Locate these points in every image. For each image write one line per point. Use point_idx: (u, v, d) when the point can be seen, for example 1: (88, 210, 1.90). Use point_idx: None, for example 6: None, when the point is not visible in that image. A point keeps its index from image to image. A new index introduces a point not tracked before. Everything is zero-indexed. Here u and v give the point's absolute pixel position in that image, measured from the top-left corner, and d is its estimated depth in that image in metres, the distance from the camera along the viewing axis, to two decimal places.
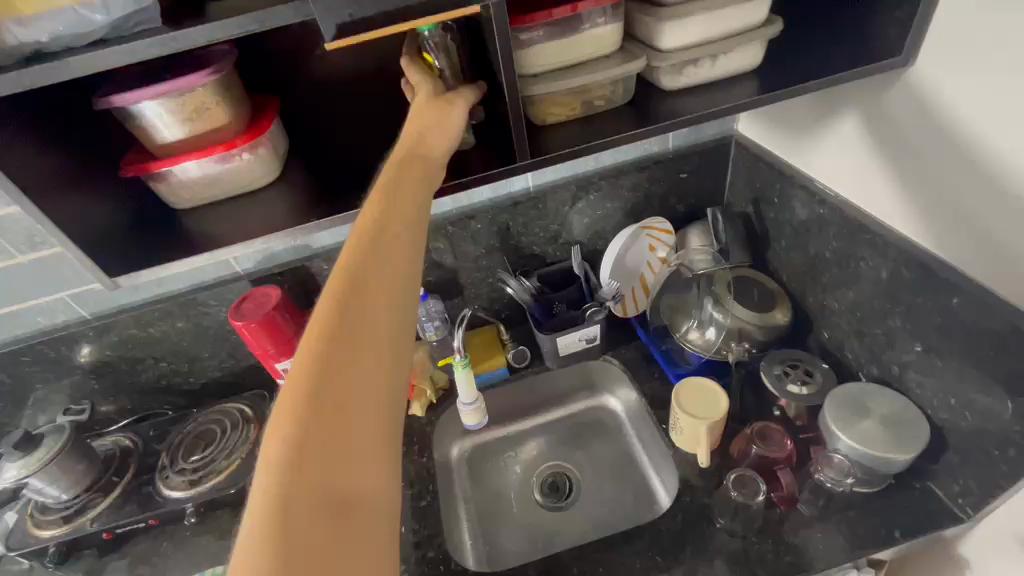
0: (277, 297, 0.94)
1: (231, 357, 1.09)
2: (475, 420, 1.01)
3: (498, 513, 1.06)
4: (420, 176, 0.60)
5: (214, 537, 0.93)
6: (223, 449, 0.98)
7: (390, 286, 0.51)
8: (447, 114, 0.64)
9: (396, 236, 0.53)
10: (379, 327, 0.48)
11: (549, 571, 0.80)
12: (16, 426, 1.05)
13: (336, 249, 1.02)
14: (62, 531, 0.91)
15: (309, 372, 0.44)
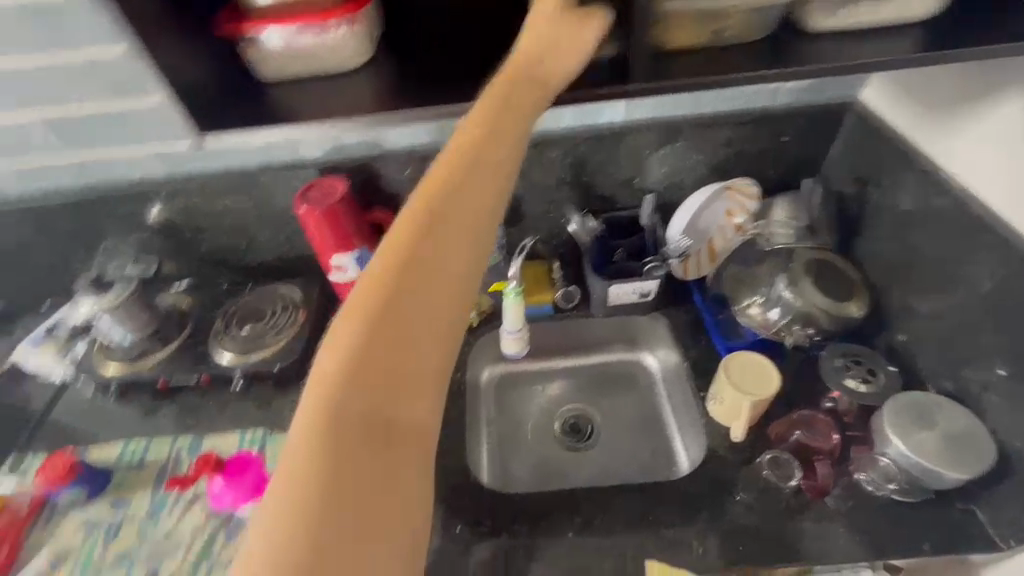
0: (343, 191, 0.93)
1: (288, 243, 1.11)
2: (514, 348, 1.02)
3: (517, 441, 1.09)
4: (524, 106, 0.59)
5: (255, 405, 0.99)
6: (273, 327, 1.03)
7: (465, 227, 0.54)
8: (567, 35, 0.59)
9: (481, 178, 0.55)
10: (447, 264, 0.52)
11: (563, 502, 0.82)
12: (87, 269, 1.12)
13: (406, 152, 0.99)
14: (124, 370, 1.00)
15: (379, 294, 0.49)
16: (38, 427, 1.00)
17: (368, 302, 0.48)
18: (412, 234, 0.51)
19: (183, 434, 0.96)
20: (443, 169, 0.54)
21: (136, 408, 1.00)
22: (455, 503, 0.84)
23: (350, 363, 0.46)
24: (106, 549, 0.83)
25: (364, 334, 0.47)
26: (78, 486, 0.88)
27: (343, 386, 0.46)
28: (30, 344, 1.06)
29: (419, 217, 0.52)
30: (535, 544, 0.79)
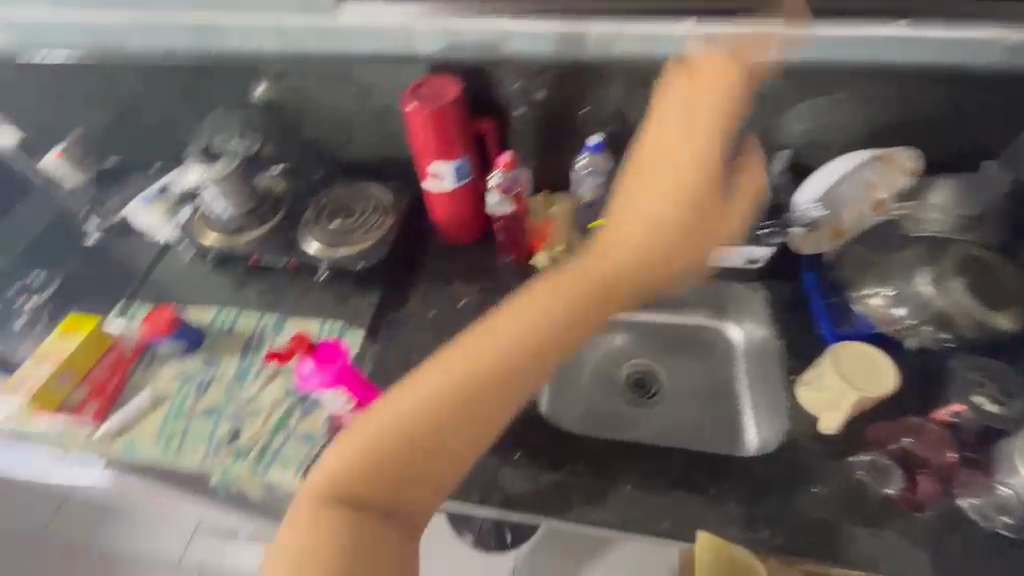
0: (455, 93, 0.88)
1: (386, 142, 1.08)
2: None
3: (579, 384, 1.08)
4: (596, 295, 0.60)
5: (336, 297, 1.02)
6: (361, 226, 1.03)
7: (509, 389, 0.56)
8: (680, 211, 0.63)
9: (563, 300, 0.59)
10: (514, 357, 0.56)
11: (624, 453, 0.80)
12: (196, 137, 1.15)
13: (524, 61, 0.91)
14: (222, 241, 1.04)
15: (435, 388, 0.54)
16: (145, 277, 1.08)
17: (511, 327, 0.57)
18: (559, 301, 0.59)
19: (268, 312, 1.01)
20: (608, 245, 0.64)
21: (229, 278, 1.06)
22: (517, 431, 0.84)
23: (463, 370, 0.55)
24: (196, 401, 0.90)
25: (491, 359, 0.56)
26: (178, 340, 0.94)
27: (449, 382, 0.54)
28: (142, 202, 1.11)
29: (573, 281, 0.60)
30: (594, 487, 0.77)
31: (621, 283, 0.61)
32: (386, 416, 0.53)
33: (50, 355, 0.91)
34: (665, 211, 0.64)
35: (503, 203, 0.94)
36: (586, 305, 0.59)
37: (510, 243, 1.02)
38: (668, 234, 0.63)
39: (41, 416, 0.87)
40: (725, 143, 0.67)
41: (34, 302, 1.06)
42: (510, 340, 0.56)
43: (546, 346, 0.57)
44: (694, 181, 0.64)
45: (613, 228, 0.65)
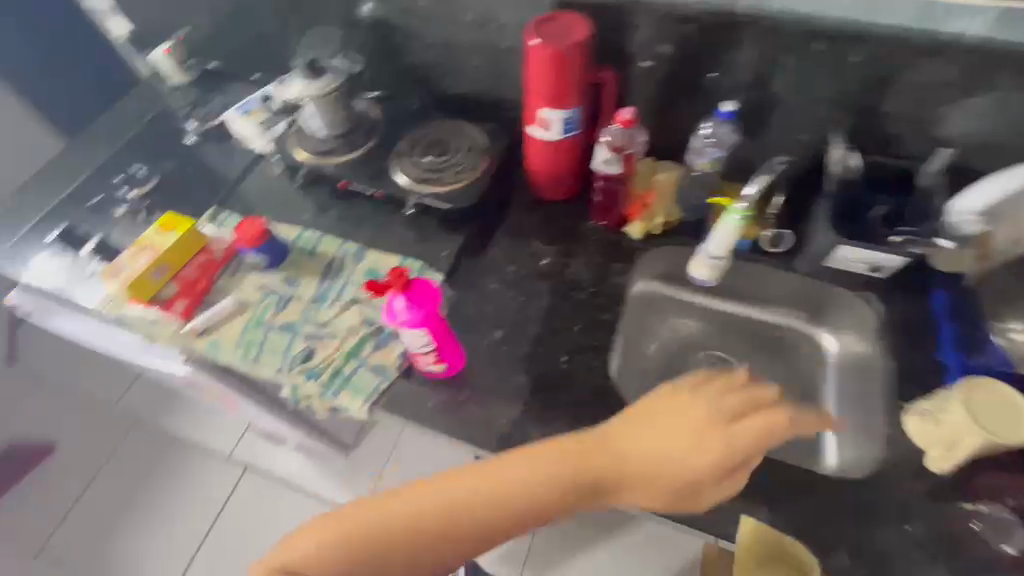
0: (585, 31, 0.79)
1: (490, 79, 1.02)
2: (700, 276, 0.84)
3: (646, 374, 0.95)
4: (577, 499, 0.61)
5: (419, 235, 1.00)
6: (453, 165, 0.99)
7: (514, 512, 0.60)
8: (661, 486, 0.60)
9: (561, 485, 0.60)
10: (477, 530, 0.59)
11: None
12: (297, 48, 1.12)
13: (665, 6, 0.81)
14: (312, 161, 1.02)
15: (440, 507, 0.59)
16: (237, 186, 1.09)
17: (502, 477, 0.61)
18: (540, 494, 0.60)
19: (351, 240, 1.00)
20: (642, 430, 0.62)
21: (317, 199, 1.06)
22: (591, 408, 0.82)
23: (454, 502, 0.59)
24: (276, 315, 0.91)
25: (472, 500, 0.59)
26: (263, 253, 0.95)
27: (455, 504, 0.59)
28: (239, 111, 1.12)
29: (562, 479, 0.60)
30: None
31: (606, 491, 0.62)
32: (386, 505, 0.60)
33: (148, 245, 0.93)
34: (663, 466, 0.60)
35: (614, 164, 0.86)
36: (553, 509, 0.60)
37: (608, 206, 0.96)
38: (673, 477, 0.60)
39: (137, 303, 0.91)
40: (752, 446, 0.60)
41: (134, 194, 1.09)
42: (523, 488, 0.60)
43: (519, 500, 0.60)
44: (708, 453, 0.60)
45: (640, 412, 0.64)
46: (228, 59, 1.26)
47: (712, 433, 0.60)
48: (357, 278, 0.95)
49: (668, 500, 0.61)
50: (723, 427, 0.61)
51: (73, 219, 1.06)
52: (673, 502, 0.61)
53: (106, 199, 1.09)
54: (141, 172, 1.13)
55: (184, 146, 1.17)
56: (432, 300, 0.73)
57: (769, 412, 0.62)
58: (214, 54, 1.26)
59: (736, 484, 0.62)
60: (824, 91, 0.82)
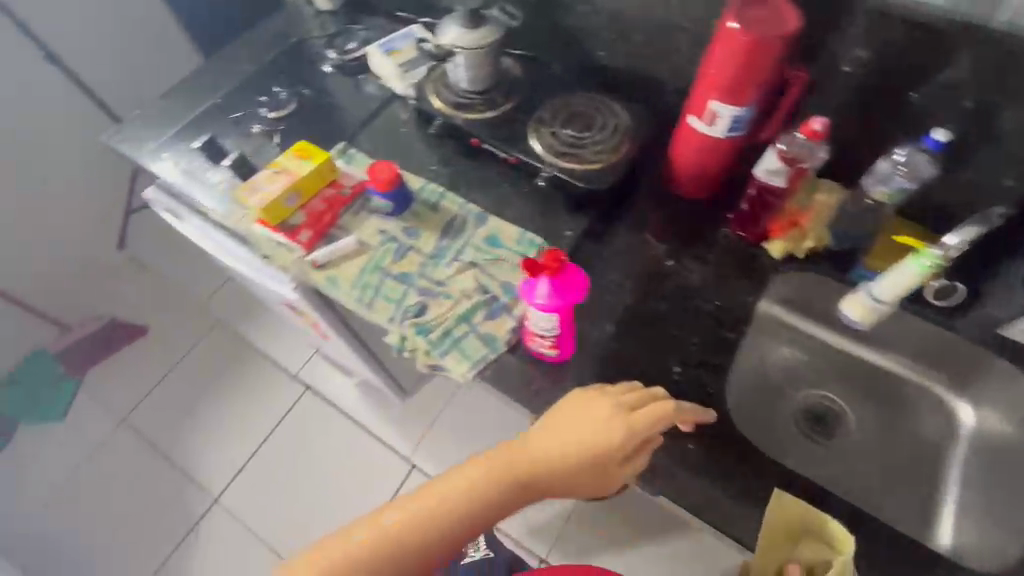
0: (795, 21, 0.69)
1: (653, 57, 0.93)
2: (855, 315, 0.77)
3: (760, 396, 0.96)
4: (517, 496, 0.70)
5: (543, 210, 0.96)
6: (593, 143, 0.93)
7: (468, 519, 0.69)
8: (581, 476, 0.70)
9: (503, 486, 0.69)
10: (442, 535, 0.68)
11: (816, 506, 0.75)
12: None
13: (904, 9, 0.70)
14: (450, 113, 1.00)
15: (409, 520, 0.68)
16: (369, 126, 1.09)
17: (456, 489, 0.69)
18: (482, 493, 0.69)
19: (473, 201, 0.97)
20: (559, 432, 0.70)
21: (445, 153, 1.03)
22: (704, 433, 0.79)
23: (416, 517, 0.68)
24: (393, 263, 0.91)
25: (432, 512, 0.68)
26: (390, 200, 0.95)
27: (419, 522, 0.68)
28: (380, 48, 1.09)
29: (494, 481, 0.69)
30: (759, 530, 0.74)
31: (537, 487, 0.71)
32: (371, 533, 0.68)
33: (284, 170, 0.94)
34: (574, 460, 0.69)
35: (782, 177, 0.78)
36: (496, 505, 0.70)
37: (753, 217, 0.89)
38: (589, 466, 0.69)
39: (266, 227, 0.94)
40: (644, 428, 0.69)
41: (270, 115, 1.10)
42: (468, 494, 0.69)
43: (475, 506, 0.69)
44: (606, 443, 0.68)
45: (555, 412, 0.72)
46: None
47: (611, 420, 0.69)
48: (475, 243, 0.93)
49: (587, 488, 0.71)
50: (611, 414, 0.69)
51: (215, 129, 1.10)
52: (595, 485, 0.70)
53: (244, 115, 1.11)
54: (279, 94, 1.14)
55: (322, 74, 1.18)
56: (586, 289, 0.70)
57: (654, 401, 0.71)
58: None
59: (639, 460, 0.70)
60: None
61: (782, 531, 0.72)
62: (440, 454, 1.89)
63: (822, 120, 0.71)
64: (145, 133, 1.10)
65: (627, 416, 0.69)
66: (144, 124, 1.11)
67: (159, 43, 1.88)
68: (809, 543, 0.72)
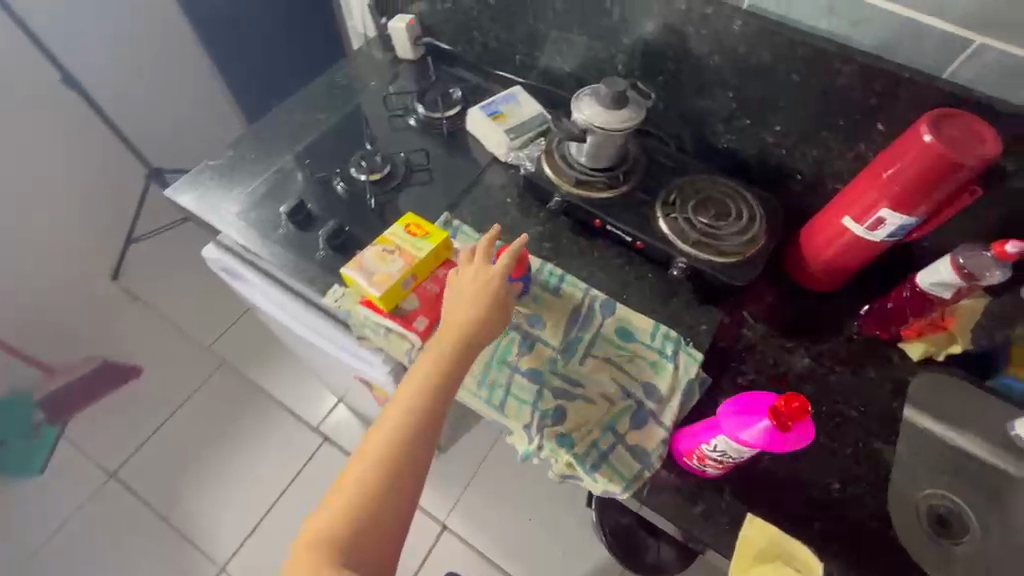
0: (998, 148, 0.67)
1: (791, 148, 0.90)
2: None
3: (912, 491, 0.80)
4: (446, 387, 0.73)
5: (672, 299, 0.91)
6: (729, 232, 0.88)
7: (414, 434, 0.70)
8: (482, 333, 0.76)
9: (432, 386, 0.72)
10: (401, 456, 0.68)
11: None
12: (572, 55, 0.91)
13: None
14: (572, 191, 0.94)
15: (364, 465, 0.68)
16: (471, 195, 1.02)
17: (390, 417, 0.71)
18: (416, 404, 0.71)
19: (596, 286, 0.91)
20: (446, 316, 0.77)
21: (560, 231, 0.97)
22: (876, 557, 0.74)
23: (376, 456, 0.68)
24: (520, 356, 0.83)
25: (387, 440, 0.69)
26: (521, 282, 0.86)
27: (376, 462, 0.67)
28: (484, 110, 1.03)
29: (422, 388, 0.72)
30: None
31: (459, 366, 0.74)
32: (337, 499, 0.66)
33: (398, 249, 0.86)
34: (463, 329, 0.75)
35: (950, 288, 0.77)
36: (435, 399, 0.72)
37: (897, 318, 0.86)
38: (479, 321, 0.76)
39: (377, 311, 0.85)
40: (489, 271, 0.79)
41: (364, 177, 1.00)
42: (407, 415, 0.70)
43: (415, 420, 0.70)
44: (476, 301, 0.76)
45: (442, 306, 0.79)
46: (465, 46, 1.15)
47: (469, 287, 0.78)
48: (606, 334, 0.86)
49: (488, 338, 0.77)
50: (467, 283, 0.79)
51: (303, 194, 1.01)
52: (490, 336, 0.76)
53: (331, 173, 1.03)
54: (372, 153, 1.03)
55: (414, 134, 1.09)
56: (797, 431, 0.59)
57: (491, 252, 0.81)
58: (451, 37, 1.15)
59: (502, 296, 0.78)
60: None
61: (757, 558, 0.72)
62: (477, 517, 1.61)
63: (1018, 243, 0.70)
64: (221, 195, 1.02)
65: (476, 274, 0.79)
66: (219, 185, 1.03)
67: (183, 66, 1.72)
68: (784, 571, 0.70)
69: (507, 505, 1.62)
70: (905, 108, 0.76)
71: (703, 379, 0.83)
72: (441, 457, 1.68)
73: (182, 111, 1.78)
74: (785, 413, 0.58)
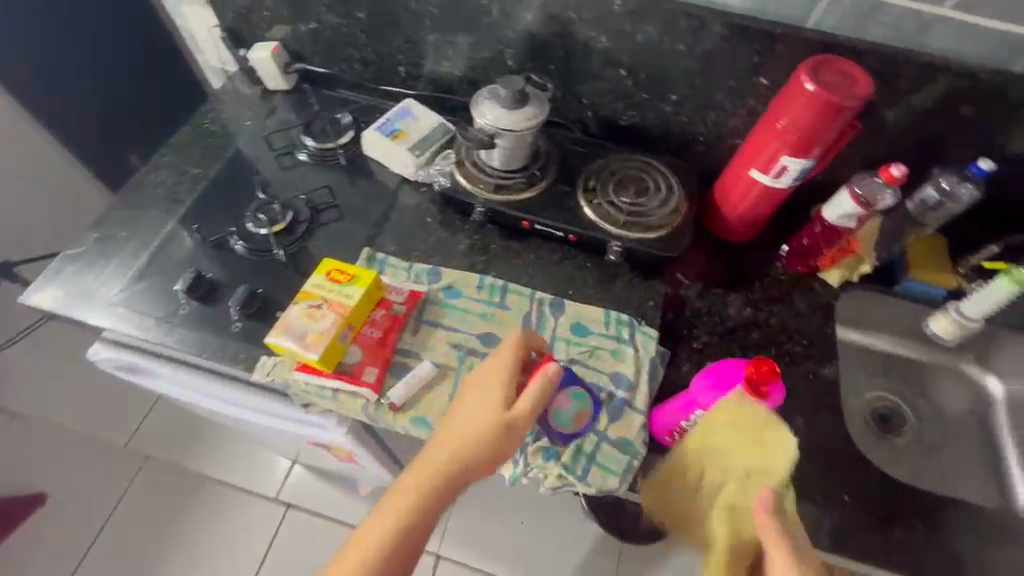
0: (867, 86, 0.73)
1: (689, 114, 0.92)
2: (941, 327, 0.93)
3: (848, 406, 1.00)
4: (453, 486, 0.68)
5: (615, 284, 0.91)
6: (654, 207, 0.90)
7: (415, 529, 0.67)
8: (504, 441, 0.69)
9: (442, 488, 0.67)
10: (398, 552, 0.65)
11: (966, 513, 0.78)
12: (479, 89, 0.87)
13: (943, 57, 0.77)
14: (493, 198, 0.90)
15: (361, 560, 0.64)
16: (388, 224, 0.95)
17: (392, 510, 0.67)
18: (419, 499, 0.67)
19: (539, 289, 0.89)
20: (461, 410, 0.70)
21: (490, 241, 0.94)
22: (849, 476, 0.79)
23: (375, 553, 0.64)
24: None
25: (386, 535, 0.65)
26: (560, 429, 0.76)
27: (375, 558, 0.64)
28: (380, 131, 0.97)
29: (427, 486, 0.67)
30: (939, 554, 0.75)
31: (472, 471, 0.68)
32: None
33: (325, 302, 0.78)
34: (475, 431, 0.67)
35: (854, 217, 0.84)
36: (440, 496, 0.68)
37: (812, 252, 0.92)
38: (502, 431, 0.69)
39: (318, 374, 0.77)
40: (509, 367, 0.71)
41: (265, 230, 0.90)
42: (413, 514, 0.66)
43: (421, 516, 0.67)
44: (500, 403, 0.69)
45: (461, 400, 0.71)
46: (342, 66, 1.07)
47: (487, 383, 0.70)
48: (562, 333, 0.85)
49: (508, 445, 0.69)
50: (487, 376, 0.71)
51: (197, 263, 0.89)
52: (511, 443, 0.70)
53: (225, 233, 0.91)
54: (268, 202, 0.93)
55: (310, 171, 1.00)
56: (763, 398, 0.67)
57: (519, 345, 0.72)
58: (325, 59, 1.06)
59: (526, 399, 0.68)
60: None
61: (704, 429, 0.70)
62: (471, 540, 1.56)
63: (900, 166, 0.79)
64: (95, 284, 0.87)
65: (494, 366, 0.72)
66: (89, 272, 0.88)
67: None
68: (726, 432, 0.67)
69: (493, 516, 1.58)
70: (782, 60, 0.81)
71: (663, 354, 0.84)
72: None
73: (35, 204, 1.42)
74: (755, 376, 0.66)
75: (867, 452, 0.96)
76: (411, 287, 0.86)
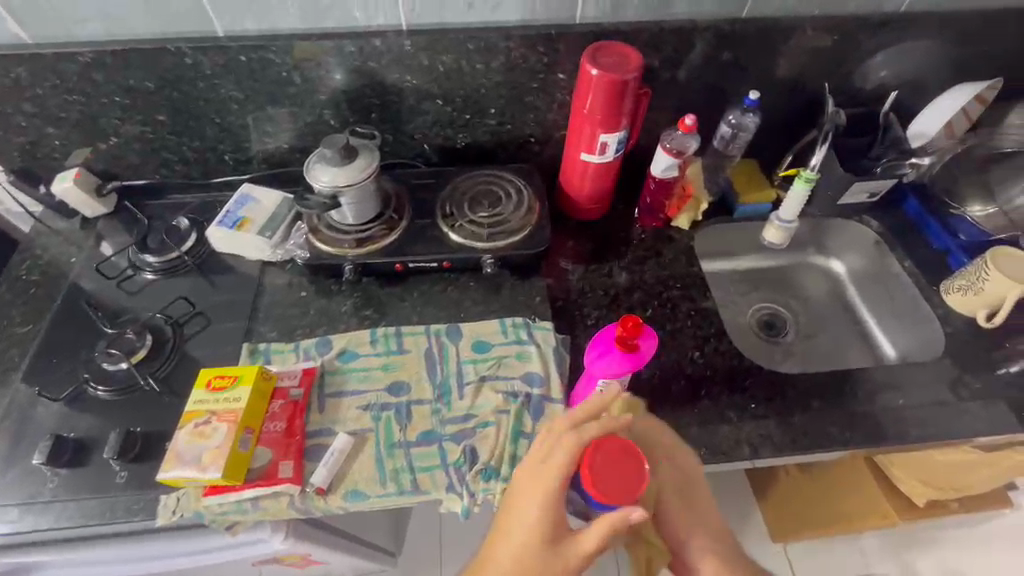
0: (639, 60, 0.83)
1: (513, 121, 0.99)
2: (777, 237, 1.06)
3: (736, 327, 1.11)
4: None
5: (502, 292, 0.94)
6: (509, 212, 0.95)
7: None
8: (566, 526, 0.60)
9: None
10: None
11: (850, 380, 0.89)
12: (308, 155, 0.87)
13: (689, 19, 0.91)
14: (359, 254, 0.91)
15: None
16: (262, 310, 0.91)
17: None
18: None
19: (433, 321, 0.91)
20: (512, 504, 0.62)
21: (370, 293, 0.94)
22: (750, 385, 0.88)
23: None
24: (404, 430, 0.79)
25: None
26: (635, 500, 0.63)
27: None
28: (222, 226, 0.93)
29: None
30: (840, 423, 0.85)
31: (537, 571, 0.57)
32: None
33: (212, 415, 0.74)
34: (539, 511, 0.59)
35: (673, 168, 0.95)
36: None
37: (656, 208, 1.02)
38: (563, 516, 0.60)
39: (228, 490, 0.72)
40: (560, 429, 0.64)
41: (125, 363, 0.83)
42: None
43: None
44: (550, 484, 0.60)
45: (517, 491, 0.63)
46: (161, 172, 1.01)
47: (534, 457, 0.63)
48: (467, 355, 0.86)
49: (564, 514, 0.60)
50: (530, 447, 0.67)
51: (55, 424, 0.80)
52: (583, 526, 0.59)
53: (80, 382, 0.83)
54: (120, 333, 0.86)
55: (159, 286, 0.94)
56: (636, 355, 0.71)
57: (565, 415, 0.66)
58: (140, 169, 1.00)
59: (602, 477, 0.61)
60: (807, 79, 1.00)
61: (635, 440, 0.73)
62: None
63: (690, 116, 0.91)
64: None
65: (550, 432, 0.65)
66: None
67: None
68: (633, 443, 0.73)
69: None
70: (568, 55, 0.91)
71: (563, 340, 0.89)
72: (401, 564, 1.51)
73: None
74: (628, 334, 0.70)
75: (762, 359, 1.08)
76: (303, 367, 0.84)
